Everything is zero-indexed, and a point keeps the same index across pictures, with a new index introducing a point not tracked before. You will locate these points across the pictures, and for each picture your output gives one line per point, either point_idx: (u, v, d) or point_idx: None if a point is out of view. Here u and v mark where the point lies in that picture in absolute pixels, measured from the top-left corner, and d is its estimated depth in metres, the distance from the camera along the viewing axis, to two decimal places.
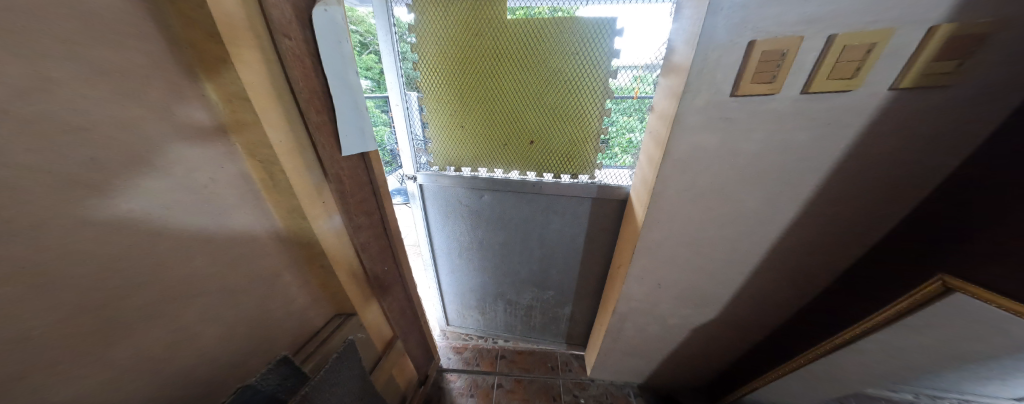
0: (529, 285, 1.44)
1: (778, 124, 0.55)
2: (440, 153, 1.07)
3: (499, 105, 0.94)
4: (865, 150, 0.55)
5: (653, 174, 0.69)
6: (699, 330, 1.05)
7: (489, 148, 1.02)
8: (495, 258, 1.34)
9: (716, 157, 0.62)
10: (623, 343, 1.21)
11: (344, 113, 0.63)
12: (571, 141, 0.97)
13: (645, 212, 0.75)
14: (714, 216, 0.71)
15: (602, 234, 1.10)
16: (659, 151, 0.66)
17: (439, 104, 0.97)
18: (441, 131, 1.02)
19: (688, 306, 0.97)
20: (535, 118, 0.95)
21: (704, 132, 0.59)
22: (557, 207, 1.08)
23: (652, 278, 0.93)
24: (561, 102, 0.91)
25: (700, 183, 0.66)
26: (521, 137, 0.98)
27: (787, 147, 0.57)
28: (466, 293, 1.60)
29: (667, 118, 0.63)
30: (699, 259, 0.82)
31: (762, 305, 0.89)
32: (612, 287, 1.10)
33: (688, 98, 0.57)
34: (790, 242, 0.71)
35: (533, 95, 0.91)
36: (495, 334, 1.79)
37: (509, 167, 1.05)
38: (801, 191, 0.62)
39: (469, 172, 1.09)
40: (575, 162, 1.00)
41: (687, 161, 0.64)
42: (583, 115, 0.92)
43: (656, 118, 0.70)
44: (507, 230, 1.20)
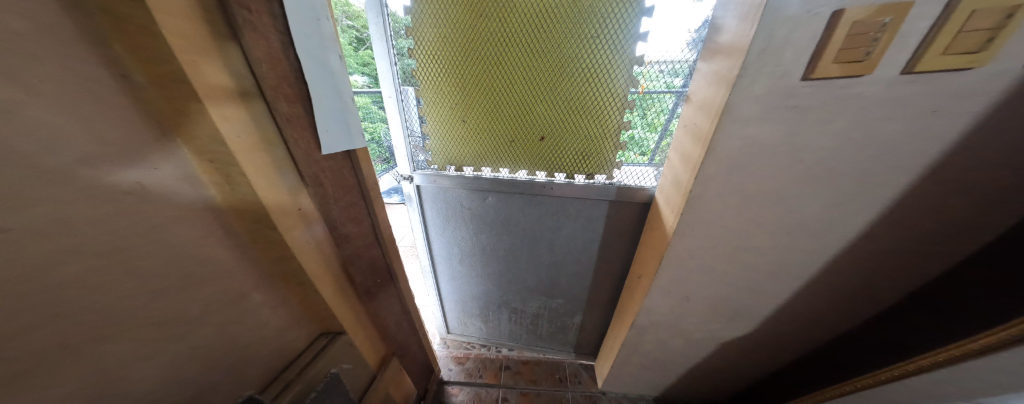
0: (536, 293, 1.36)
1: (862, 115, 0.45)
2: (439, 150, 0.95)
3: (506, 97, 0.83)
4: (957, 150, 0.46)
5: (689, 175, 0.61)
6: (725, 344, 0.98)
7: (493, 145, 0.92)
8: (500, 266, 1.25)
9: (770, 155, 0.53)
10: (640, 356, 1.13)
11: (323, 104, 0.51)
12: (588, 137, 0.86)
13: (677, 220, 0.68)
14: (758, 223, 0.63)
15: (619, 240, 1.01)
16: (699, 151, 0.57)
17: (438, 96, 0.86)
18: (439, 125, 0.91)
19: (719, 318, 0.90)
20: (546, 112, 0.84)
21: (760, 127, 0.50)
22: (569, 210, 0.98)
23: (677, 287, 0.85)
24: (576, 94, 0.81)
25: (746, 185, 0.57)
26: (529, 133, 0.88)
27: (862, 143, 0.48)
28: (467, 301, 1.51)
29: (711, 112, 0.53)
30: (733, 269, 0.74)
31: (799, 319, 0.81)
32: (633, 298, 1.02)
33: (744, 84, 0.47)
34: (843, 253, 0.63)
35: (546, 85, 0.80)
36: (498, 343, 1.72)
37: (516, 167, 0.94)
38: (868, 196, 0.53)
39: (472, 173, 0.98)
40: (591, 161, 0.90)
41: (735, 160, 0.55)
42: (602, 108, 0.81)
43: (694, 109, 0.60)
44: (513, 236, 1.11)
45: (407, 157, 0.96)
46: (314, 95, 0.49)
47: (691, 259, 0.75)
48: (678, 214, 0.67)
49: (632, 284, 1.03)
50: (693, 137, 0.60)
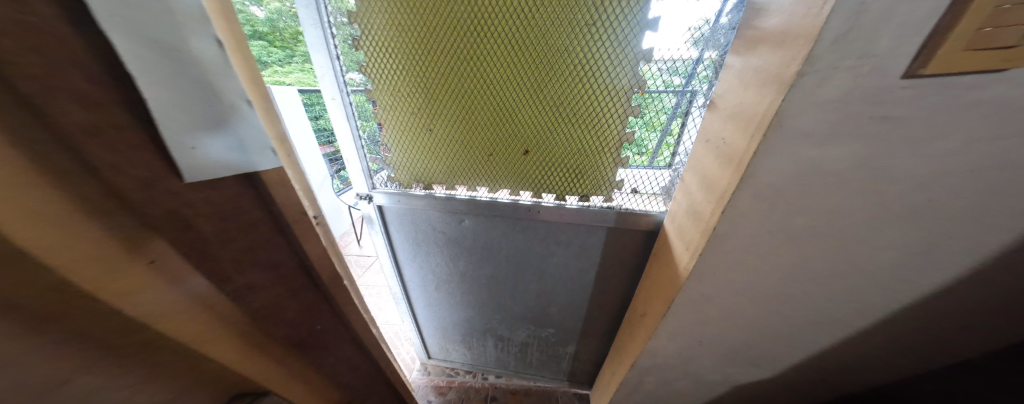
0: (525, 321, 1.21)
1: (973, 131, 0.32)
2: (402, 165, 0.79)
3: (482, 102, 0.68)
4: None
5: (715, 204, 0.47)
6: (741, 386, 0.85)
7: (468, 160, 0.76)
8: (483, 292, 1.11)
9: (828, 183, 0.39)
10: (643, 398, 0.98)
11: (185, 110, 0.28)
12: (581, 150, 0.71)
13: (694, 260, 0.55)
14: (796, 262, 0.50)
15: (618, 267, 0.88)
16: (730, 178, 0.43)
17: (397, 100, 0.70)
18: (402, 135, 0.75)
19: (736, 359, 0.78)
20: (530, 120, 0.69)
21: (823, 147, 0.36)
22: (561, 236, 0.84)
23: (690, 329, 0.72)
24: (567, 99, 0.65)
25: (789, 219, 0.44)
26: (511, 144, 0.72)
27: (960, 170, 0.35)
28: (447, 327, 1.36)
29: (750, 126, 0.39)
30: (757, 309, 0.62)
31: (825, 358, 0.71)
32: (635, 340, 0.87)
33: (809, 88, 0.32)
34: (894, 297, 0.52)
35: (529, 86, 0.65)
36: (484, 370, 1.55)
37: (496, 184, 0.79)
38: (942, 235, 0.42)
39: (443, 192, 0.82)
40: (586, 177, 0.74)
41: (778, 189, 0.41)
42: (599, 116, 0.66)
43: (723, 120, 0.45)
44: (494, 263, 0.97)
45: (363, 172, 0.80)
46: (159, 117, 0.27)
47: (708, 298, 0.63)
48: (695, 252, 0.55)
49: (633, 318, 0.90)
50: (719, 157, 0.46)
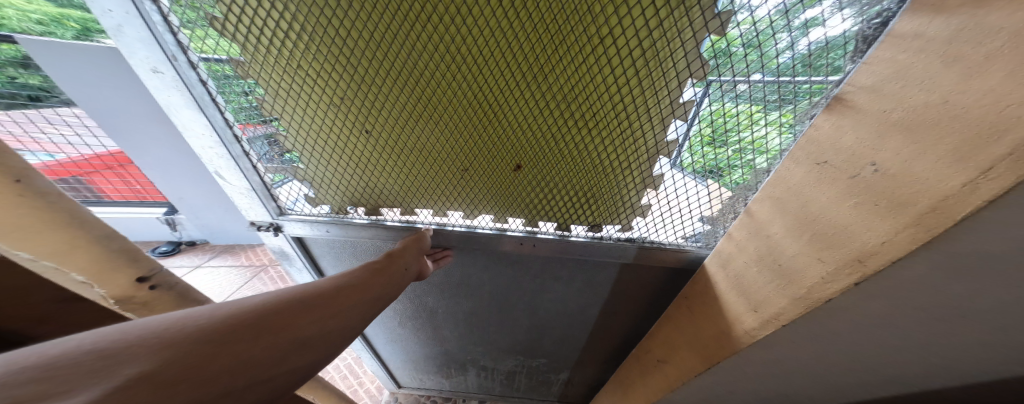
0: (513, 353, 1.01)
1: None
2: (337, 182, 0.59)
3: (449, 99, 0.46)
4: None
5: (825, 269, 0.31)
6: None
7: (435, 175, 0.57)
8: (461, 326, 0.90)
9: None
10: None
11: None
12: (591, 167, 0.53)
13: (763, 332, 0.39)
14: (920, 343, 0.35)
15: (628, 299, 0.72)
16: (887, 241, 0.25)
17: (317, 91, 0.47)
18: (334, 140, 0.53)
19: None
20: (522, 125, 0.49)
21: None
22: (561, 272, 0.68)
23: (723, 388, 0.58)
24: (578, 97, 0.45)
25: (971, 308, 0.26)
26: (495, 159, 0.53)
27: None
28: (419, 360, 1.13)
29: (974, 158, 0.20)
30: (822, 379, 0.48)
31: None
32: (643, 379, 0.74)
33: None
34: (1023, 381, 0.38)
35: (521, 77, 0.43)
36: (465, 395, 1.35)
37: (475, 207, 0.61)
38: None
39: (398, 218, 0.64)
40: (595, 201, 0.58)
41: (985, 274, 0.23)
42: (621, 119, 0.47)
43: (868, 137, 0.28)
44: (474, 298, 0.78)
45: (264, 195, 0.59)
46: None
47: (762, 366, 0.47)
48: (773, 323, 0.37)
49: (644, 360, 0.74)
50: (857, 198, 0.28)
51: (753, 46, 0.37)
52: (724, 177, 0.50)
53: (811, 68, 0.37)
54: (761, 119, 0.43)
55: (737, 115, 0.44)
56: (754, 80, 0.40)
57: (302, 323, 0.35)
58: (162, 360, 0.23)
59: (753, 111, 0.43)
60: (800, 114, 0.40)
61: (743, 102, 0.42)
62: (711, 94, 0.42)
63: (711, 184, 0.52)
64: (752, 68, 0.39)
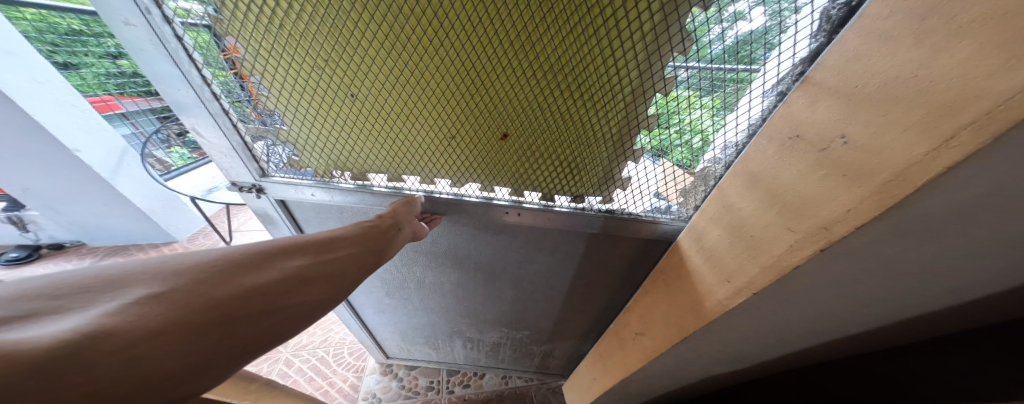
0: (498, 326, 1.05)
1: None
2: (319, 147, 0.58)
3: (437, 62, 0.45)
4: None
5: (792, 238, 0.33)
6: (713, 377, 0.85)
7: (421, 143, 0.56)
8: (448, 299, 0.91)
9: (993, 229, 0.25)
10: (620, 396, 0.93)
11: None
12: (579, 138, 0.53)
13: (733, 300, 0.42)
14: (857, 299, 0.39)
15: (605, 272, 0.76)
16: (849, 208, 0.27)
17: (295, 47, 0.45)
18: (312, 101, 0.51)
19: (724, 365, 0.73)
20: (509, 93, 0.48)
21: None
22: (546, 243, 0.69)
23: (693, 353, 0.62)
24: (565, 65, 0.44)
25: (901, 263, 0.30)
26: (483, 127, 0.52)
27: None
28: (407, 331, 1.15)
29: (938, 129, 0.21)
30: (775, 335, 0.53)
31: (801, 355, 0.70)
32: (621, 348, 0.79)
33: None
34: (916, 318, 0.47)
35: (510, 41, 0.42)
36: (454, 365, 1.41)
37: (462, 176, 0.61)
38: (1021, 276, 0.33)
39: (385, 184, 0.63)
40: (580, 173, 0.58)
41: (926, 233, 0.25)
42: (611, 90, 0.47)
43: (835, 109, 0.30)
44: (462, 271, 0.79)
45: (244, 154, 0.58)
46: None
47: (730, 330, 0.51)
48: (744, 290, 0.40)
49: (624, 333, 0.78)
50: (826, 169, 0.30)
51: (693, 35, 0.40)
52: (669, 156, 0.54)
53: (735, 57, 0.41)
54: (697, 103, 0.47)
55: (678, 98, 0.47)
56: (692, 68, 0.43)
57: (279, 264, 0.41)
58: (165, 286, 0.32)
59: (691, 96, 0.46)
60: (728, 98, 0.45)
61: (682, 88, 0.46)
62: (686, 73, 0.44)
63: (663, 162, 0.55)
64: (691, 56, 0.42)
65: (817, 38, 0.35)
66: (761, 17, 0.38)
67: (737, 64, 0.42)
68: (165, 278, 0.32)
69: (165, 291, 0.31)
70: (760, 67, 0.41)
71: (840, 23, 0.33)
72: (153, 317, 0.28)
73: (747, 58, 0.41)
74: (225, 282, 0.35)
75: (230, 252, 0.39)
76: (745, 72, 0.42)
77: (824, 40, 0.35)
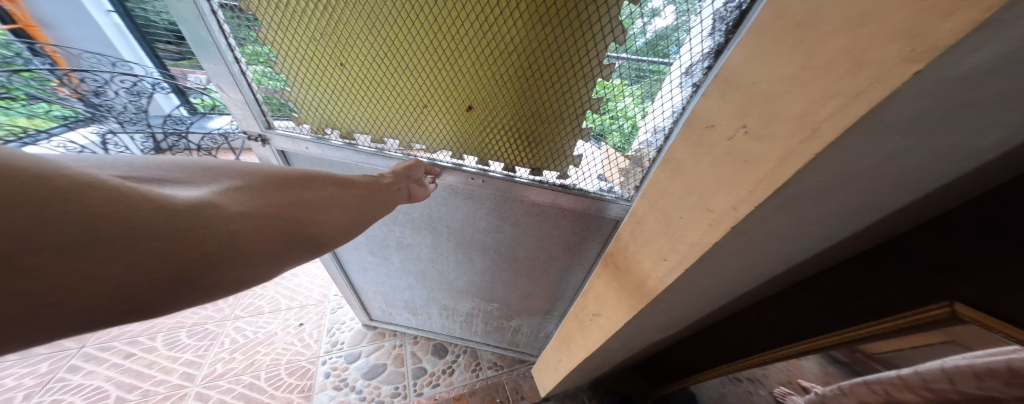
0: (470, 295, 1.15)
1: (984, 139, 0.26)
2: (310, 105, 0.65)
3: (407, 37, 0.52)
4: (968, 187, 0.36)
5: (709, 219, 0.37)
6: (657, 342, 0.95)
7: (396, 112, 0.63)
8: (424, 259, 1.01)
9: (836, 195, 0.31)
10: (582, 371, 1.00)
11: None
12: (532, 116, 0.59)
13: (669, 276, 0.46)
14: (755, 261, 0.47)
15: (556, 244, 0.83)
16: (750, 192, 0.31)
17: (294, 20, 0.53)
18: (308, 70, 0.59)
19: (665, 331, 0.82)
20: (473, 67, 0.54)
21: (874, 153, 0.26)
22: (508, 213, 0.78)
23: (641, 325, 0.68)
24: (519, 47, 0.50)
25: (780, 228, 0.36)
26: (449, 99, 0.59)
27: (933, 176, 0.31)
28: (389, 292, 1.27)
29: (812, 118, 0.25)
30: (701, 299, 0.61)
31: (720, 312, 0.82)
32: (579, 327, 0.84)
33: (960, 71, 0.19)
34: (792, 271, 0.58)
35: (466, 22, 0.49)
36: (433, 333, 1.51)
37: (434, 143, 0.68)
38: (853, 230, 0.43)
39: (369, 145, 0.71)
40: (536, 149, 0.64)
41: (794, 203, 0.31)
42: (556, 74, 0.52)
43: (729, 101, 0.33)
44: (435, 233, 0.89)
45: (255, 109, 0.67)
46: None
47: (668, 302, 0.57)
48: (677, 267, 0.44)
49: (581, 315, 0.82)
50: (729, 157, 0.34)
51: (623, 27, 0.45)
52: (607, 140, 0.59)
53: (652, 50, 0.46)
54: (625, 91, 0.52)
55: (611, 86, 0.52)
56: (622, 59, 0.48)
57: (320, 190, 0.44)
58: (228, 186, 0.33)
59: (620, 84, 0.51)
60: (649, 87, 0.50)
61: (616, 76, 0.51)
62: (620, 62, 0.49)
63: (602, 146, 0.60)
64: (621, 47, 0.47)
65: (714, 35, 0.41)
66: (671, 15, 0.42)
67: (655, 56, 0.47)
68: (237, 175, 0.36)
69: (238, 186, 0.34)
70: (668, 61, 0.46)
71: (734, 23, 0.39)
72: (237, 202, 0.31)
73: (661, 53, 0.46)
74: (281, 191, 0.38)
75: (281, 170, 0.42)
76: (661, 64, 0.47)
77: (723, 39, 0.41)
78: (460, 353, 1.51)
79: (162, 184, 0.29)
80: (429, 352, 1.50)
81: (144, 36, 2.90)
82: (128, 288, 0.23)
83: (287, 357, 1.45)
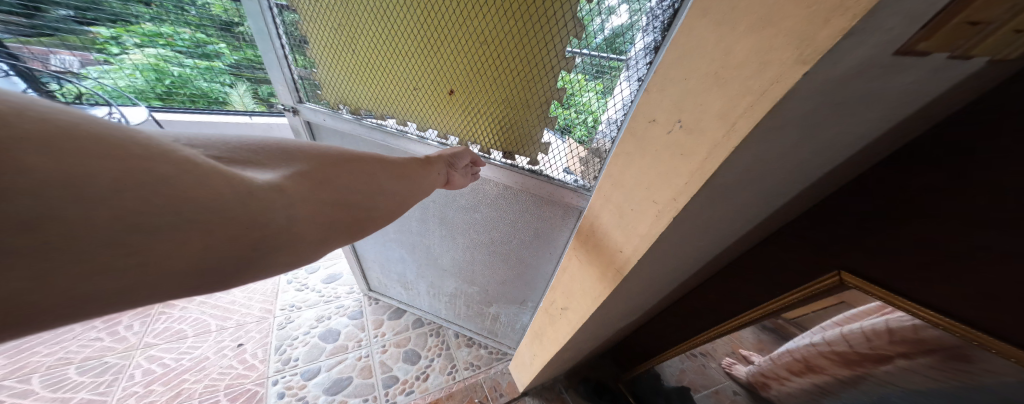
0: (451, 276, 1.21)
1: (859, 131, 0.31)
2: (332, 83, 0.78)
3: (401, 25, 0.60)
4: (854, 171, 0.43)
5: (655, 209, 0.40)
6: (623, 328, 1.00)
7: (393, 92, 0.72)
8: (414, 233, 1.08)
9: (755, 181, 0.35)
10: (555, 363, 1.02)
11: None
12: (503, 103, 0.62)
13: (625, 265, 0.49)
14: (699, 246, 0.51)
15: (526, 233, 0.86)
16: (687, 183, 0.34)
17: (320, 11, 0.65)
18: (331, 53, 0.72)
19: (628, 317, 0.87)
20: (453, 53, 0.60)
21: (781, 143, 0.29)
22: (487, 195, 0.83)
23: (605, 314, 0.71)
24: (489, 36, 0.55)
25: (715, 213, 0.40)
26: (435, 82, 0.66)
27: (827, 162, 0.36)
28: (385, 264, 1.36)
29: (731, 113, 0.27)
30: (657, 285, 0.66)
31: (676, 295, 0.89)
32: (550, 321, 0.85)
33: (839, 69, 0.21)
34: (731, 252, 0.65)
35: (446, 13, 0.55)
36: (425, 313, 1.59)
37: (424, 123, 0.75)
38: (774, 212, 0.48)
39: (373, 120, 0.81)
40: (509, 135, 0.67)
41: (722, 190, 0.34)
42: (521, 65, 0.56)
43: (664, 96, 0.35)
44: (425, 208, 0.97)
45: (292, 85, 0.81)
46: None
47: (628, 290, 0.60)
48: (631, 256, 0.47)
49: (551, 308, 0.84)
50: (669, 150, 0.36)
51: (582, 24, 0.48)
52: (571, 134, 0.61)
53: (609, 47, 0.49)
54: (587, 86, 0.54)
55: (573, 81, 0.54)
56: (583, 55, 0.51)
57: (372, 174, 0.42)
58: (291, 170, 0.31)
59: (581, 79, 0.54)
60: (608, 84, 0.52)
61: (577, 71, 0.53)
62: (579, 57, 0.51)
63: (568, 141, 0.62)
64: (580, 44, 0.50)
65: (653, 32, 0.44)
66: (626, 13, 0.45)
67: (612, 53, 0.49)
68: (304, 158, 0.34)
69: (302, 171, 0.32)
70: (623, 58, 0.48)
71: (666, 23, 0.42)
72: (296, 186, 0.30)
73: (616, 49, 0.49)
74: (336, 175, 0.36)
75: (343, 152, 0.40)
76: (615, 60, 0.49)
77: (659, 36, 0.44)
78: (434, 357, 1.47)
79: (238, 165, 0.28)
80: (400, 359, 1.44)
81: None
82: (185, 270, 0.21)
83: (225, 380, 1.32)
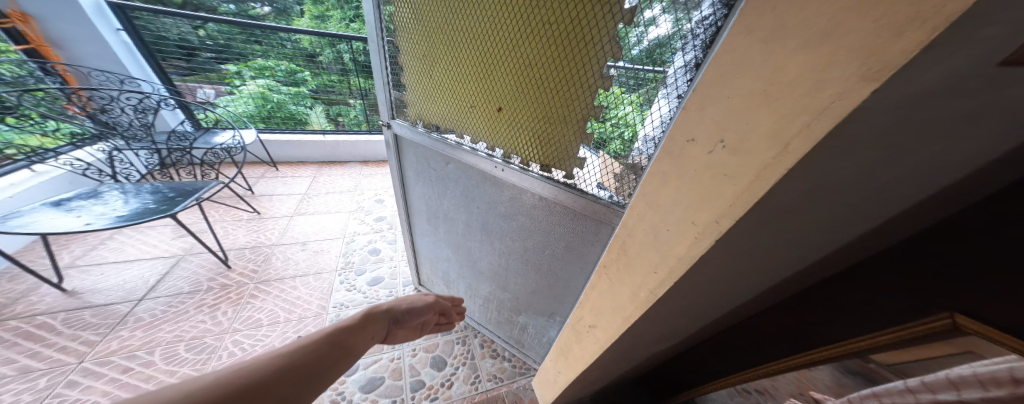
0: (486, 280, 1.25)
1: (952, 151, 0.27)
2: (416, 104, 0.98)
3: (467, 56, 0.74)
4: (947, 195, 0.37)
5: (698, 229, 0.38)
6: (658, 353, 0.94)
7: (456, 109, 0.86)
8: (460, 234, 1.18)
9: (817, 203, 0.32)
10: (582, 383, 0.98)
11: None
12: (543, 120, 0.67)
13: (663, 285, 0.47)
14: (749, 270, 0.47)
15: (559, 244, 0.86)
16: (733, 203, 0.32)
17: (416, 52, 0.86)
18: (418, 81, 0.92)
19: (665, 341, 0.81)
20: (503, 77, 0.69)
21: (845, 163, 0.27)
22: (524, 204, 0.87)
23: (639, 336, 0.67)
24: (534, 60, 0.62)
25: (767, 236, 0.37)
26: (488, 101, 0.76)
27: (908, 186, 0.32)
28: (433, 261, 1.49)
29: (784, 132, 0.26)
30: (699, 309, 0.61)
31: (721, 322, 0.81)
32: (578, 339, 0.82)
33: (913, 85, 0.20)
34: (788, 280, 0.58)
35: (501, 45, 0.66)
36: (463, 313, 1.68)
37: (476, 136, 0.85)
38: (840, 238, 0.43)
39: (437, 133, 0.96)
40: (547, 150, 0.70)
41: (775, 212, 0.32)
42: (561, 85, 0.60)
43: (706, 114, 0.34)
44: (469, 211, 1.07)
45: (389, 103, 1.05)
46: None
47: (665, 312, 0.56)
48: (670, 276, 0.45)
49: (579, 327, 0.81)
50: (712, 169, 0.35)
51: (621, 40, 0.50)
52: (606, 148, 0.60)
53: (649, 60, 0.49)
54: (624, 99, 0.54)
55: (609, 95, 0.56)
56: (620, 68, 0.52)
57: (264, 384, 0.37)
58: None
59: (618, 92, 0.54)
60: (644, 97, 0.52)
61: (615, 85, 0.54)
62: (617, 72, 0.53)
63: (601, 155, 0.62)
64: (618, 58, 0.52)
65: (696, 47, 0.43)
66: (667, 23, 0.45)
67: (652, 66, 0.49)
68: None
69: None
70: (662, 70, 0.48)
71: (708, 39, 0.41)
72: None
73: (654, 64, 0.49)
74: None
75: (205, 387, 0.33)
76: (655, 73, 0.49)
77: (701, 52, 0.42)
78: (459, 365, 1.49)
79: None
80: (428, 365, 1.48)
81: (146, 52, 2.58)
82: None
83: None
